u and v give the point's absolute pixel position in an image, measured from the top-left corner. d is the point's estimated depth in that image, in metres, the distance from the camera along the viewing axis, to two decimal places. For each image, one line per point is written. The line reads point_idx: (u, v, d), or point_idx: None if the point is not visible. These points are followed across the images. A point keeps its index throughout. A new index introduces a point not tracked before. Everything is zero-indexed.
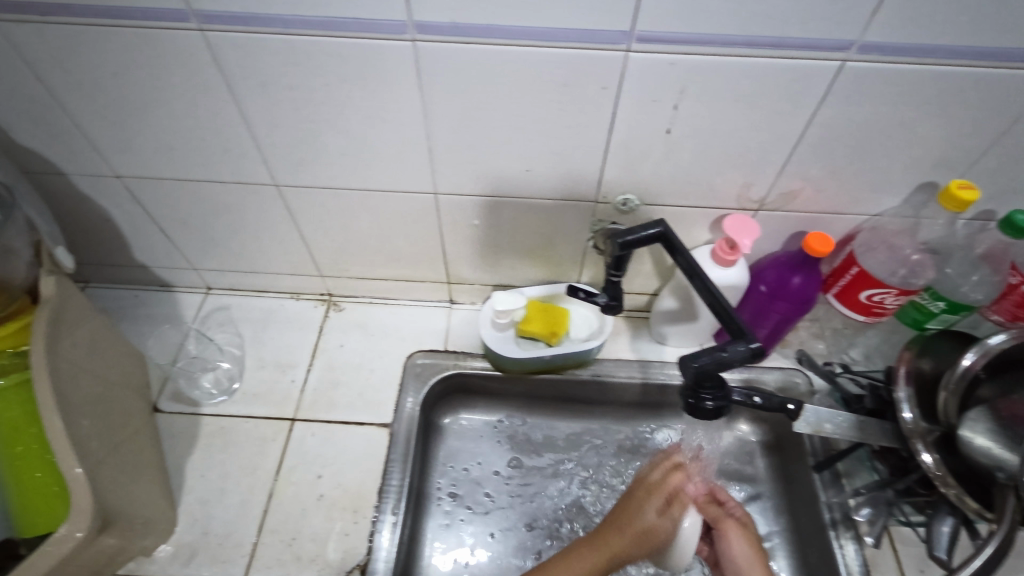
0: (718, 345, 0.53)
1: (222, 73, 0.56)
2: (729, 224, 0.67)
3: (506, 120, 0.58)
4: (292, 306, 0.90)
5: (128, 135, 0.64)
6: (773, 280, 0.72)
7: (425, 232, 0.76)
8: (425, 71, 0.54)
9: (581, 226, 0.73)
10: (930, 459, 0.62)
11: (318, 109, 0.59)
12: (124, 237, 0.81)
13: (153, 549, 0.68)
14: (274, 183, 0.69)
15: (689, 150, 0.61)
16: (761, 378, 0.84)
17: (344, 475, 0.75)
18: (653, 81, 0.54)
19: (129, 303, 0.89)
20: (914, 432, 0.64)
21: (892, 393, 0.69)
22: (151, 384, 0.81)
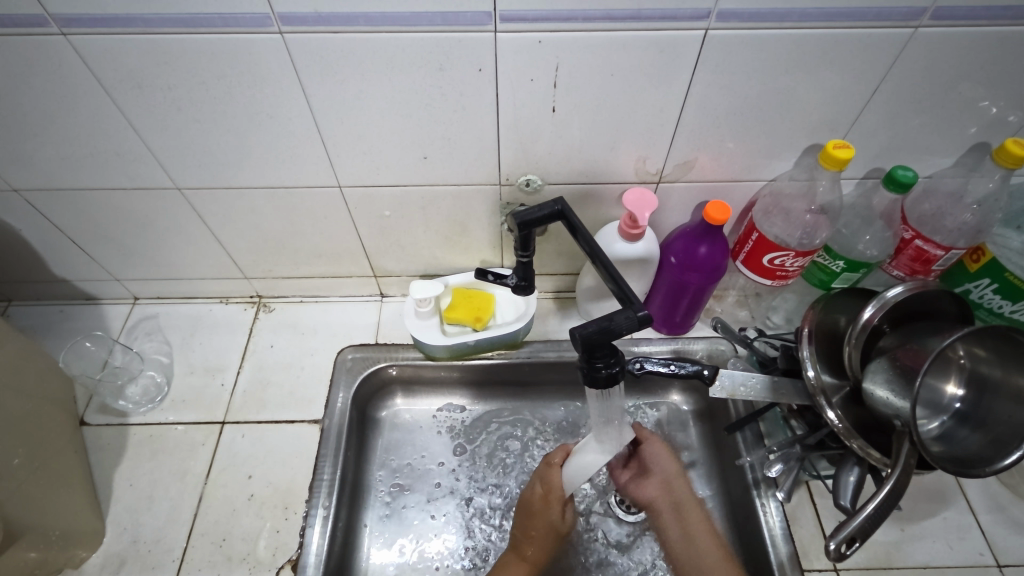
0: (607, 314, 0.54)
1: (96, 77, 0.55)
2: (629, 199, 0.68)
3: (392, 107, 0.59)
4: (221, 311, 0.90)
5: (15, 147, 0.63)
6: (681, 250, 0.73)
7: (339, 227, 0.76)
8: (300, 62, 0.54)
9: (492, 210, 0.74)
10: (834, 416, 0.64)
11: (201, 108, 0.58)
12: (37, 251, 0.80)
13: (80, 561, 0.68)
14: (177, 186, 0.69)
15: (578, 126, 0.62)
16: (688, 348, 0.85)
17: (275, 473, 0.75)
18: (527, 60, 0.54)
19: (53, 319, 0.89)
20: (817, 389, 0.66)
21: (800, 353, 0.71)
22: (76, 398, 0.80)
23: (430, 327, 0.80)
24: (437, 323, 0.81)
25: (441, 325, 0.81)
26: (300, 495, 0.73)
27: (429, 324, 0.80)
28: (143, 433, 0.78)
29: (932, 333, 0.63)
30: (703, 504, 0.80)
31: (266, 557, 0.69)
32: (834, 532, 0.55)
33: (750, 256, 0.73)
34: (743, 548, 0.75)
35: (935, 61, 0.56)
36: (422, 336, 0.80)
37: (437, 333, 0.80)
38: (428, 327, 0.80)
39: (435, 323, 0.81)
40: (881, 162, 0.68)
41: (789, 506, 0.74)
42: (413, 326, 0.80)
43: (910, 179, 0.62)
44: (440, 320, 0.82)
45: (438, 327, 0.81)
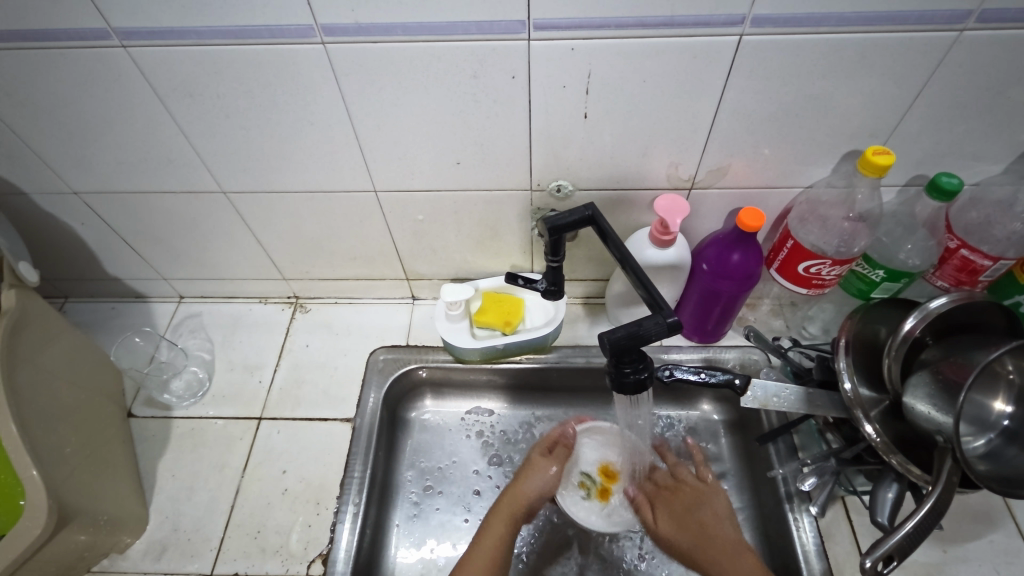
0: (636, 320, 0.55)
1: (152, 87, 0.59)
2: (660, 205, 0.68)
3: (426, 114, 0.61)
4: (260, 310, 0.94)
5: (77, 152, 0.67)
6: (713, 258, 0.72)
7: (374, 230, 0.79)
8: (340, 71, 0.56)
9: (523, 215, 0.75)
10: (872, 431, 0.62)
11: (247, 115, 0.61)
12: (92, 251, 0.85)
13: (125, 546, 0.71)
14: (221, 190, 0.72)
15: (609, 133, 0.62)
16: (720, 357, 0.84)
17: (308, 469, 0.77)
18: (559, 67, 0.55)
19: (106, 315, 0.94)
20: (855, 402, 0.63)
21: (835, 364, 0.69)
22: (125, 390, 0.84)
23: (460, 330, 0.82)
24: (467, 325, 0.82)
25: (470, 329, 0.82)
26: (331, 492, 0.75)
27: (458, 327, 0.82)
28: (185, 426, 0.81)
29: (979, 347, 0.62)
30: (733, 517, 0.79)
31: (298, 551, 0.70)
32: (871, 549, 0.54)
33: (786, 264, 0.72)
34: (774, 564, 0.73)
35: (983, 64, 0.54)
36: (452, 339, 0.81)
37: (467, 336, 0.81)
38: (457, 330, 0.82)
39: (465, 326, 0.82)
40: (924, 170, 0.66)
41: (823, 522, 0.72)
42: (444, 328, 0.82)
43: (954, 187, 0.60)
44: (469, 323, 0.83)
45: (467, 330, 0.82)
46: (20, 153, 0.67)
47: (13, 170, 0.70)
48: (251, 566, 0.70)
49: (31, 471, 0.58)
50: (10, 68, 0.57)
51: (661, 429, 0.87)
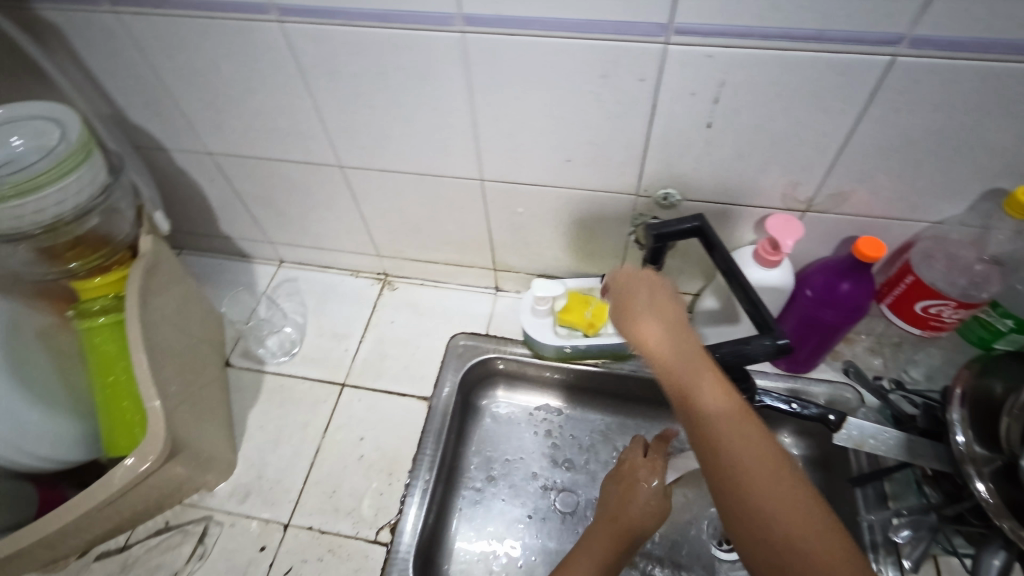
0: (742, 337, 0.54)
1: (297, 62, 0.62)
2: (771, 224, 0.66)
3: (547, 110, 0.61)
4: (351, 283, 0.98)
5: (218, 116, 0.73)
6: (820, 285, 0.69)
7: (473, 218, 0.80)
8: (473, 60, 0.58)
9: (623, 219, 0.75)
10: (983, 489, 0.56)
11: (376, 96, 0.64)
12: (213, 209, 0.91)
13: (214, 486, 0.76)
14: (338, 164, 0.76)
15: (730, 145, 0.61)
16: (807, 390, 0.80)
17: (384, 440, 0.80)
18: (691, 74, 0.55)
19: (214, 269, 1.01)
20: (965, 457, 0.59)
21: (948, 416, 0.64)
22: (225, 341, 0.90)
23: (543, 326, 0.83)
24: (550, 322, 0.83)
25: (553, 326, 0.83)
26: (404, 464, 0.78)
27: (542, 323, 0.83)
28: (275, 382, 0.86)
29: None
30: None
31: (368, 515, 0.73)
32: None
33: (901, 301, 0.69)
34: None
35: None
36: (535, 333, 0.82)
37: (549, 332, 0.82)
38: (540, 326, 0.83)
39: (548, 323, 0.83)
40: None
41: None
42: (528, 322, 0.83)
43: None
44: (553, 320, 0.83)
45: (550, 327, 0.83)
46: (169, 112, 0.73)
47: (161, 127, 0.76)
48: (325, 523, 0.73)
49: (152, 402, 0.62)
50: (177, 34, 0.62)
51: None
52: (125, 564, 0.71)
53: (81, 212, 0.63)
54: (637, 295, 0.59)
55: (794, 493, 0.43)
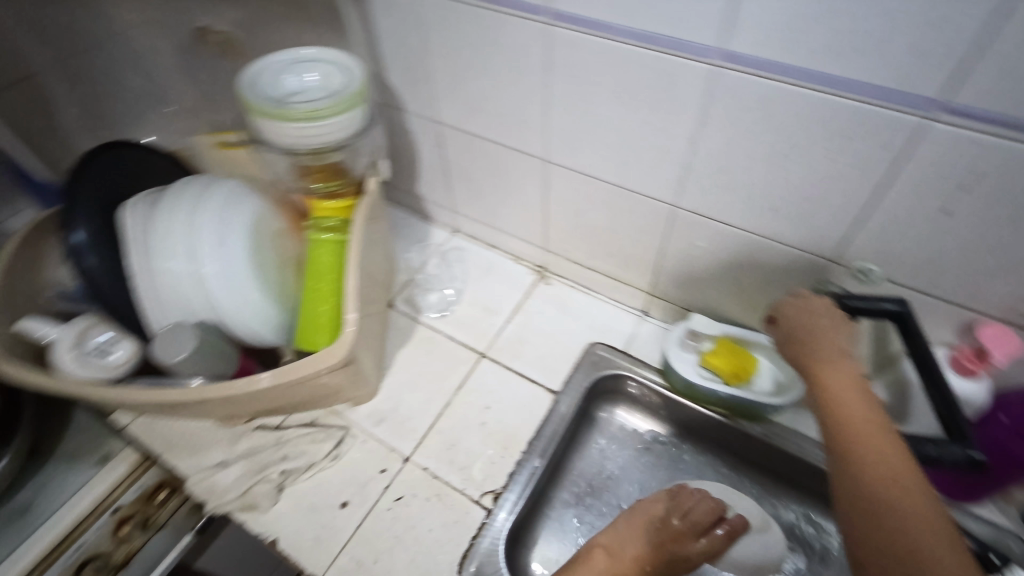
0: (930, 440, 0.55)
1: (549, 62, 0.69)
2: (985, 333, 0.62)
3: (769, 155, 0.62)
4: (511, 266, 1.05)
5: (459, 93, 0.82)
6: (1018, 412, 0.63)
7: (650, 240, 0.83)
8: (714, 94, 0.60)
9: (806, 281, 0.72)
10: None
11: (607, 106, 0.69)
12: (419, 170, 1.03)
13: (356, 404, 0.84)
14: (545, 158, 0.82)
15: (959, 238, 0.58)
16: (963, 522, 0.70)
17: (506, 416, 0.84)
18: (945, 156, 0.52)
19: (399, 221, 1.13)
20: None
21: None
22: (395, 285, 1.01)
23: (685, 360, 0.83)
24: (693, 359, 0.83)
25: (695, 364, 0.83)
26: (519, 445, 0.82)
27: (686, 358, 0.83)
28: (425, 332, 0.95)
29: None
30: None
31: (476, 479, 0.78)
32: None
33: None
34: None
35: None
36: (677, 365, 0.83)
37: (691, 368, 0.82)
38: (683, 360, 0.83)
39: (692, 359, 0.83)
40: None
41: None
42: (672, 353, 0.83)
43: None
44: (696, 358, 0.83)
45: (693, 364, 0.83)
46: (420, 79, 0.84)
47: (408, 91, 0.88)
48: (438, 470, 0.78)
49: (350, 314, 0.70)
50: (457, 17, 0.72)
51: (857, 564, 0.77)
52: (278, 441, 0.80)
53: (339, 143, 0.74)
54: (807, 321, 0.59)
55: (928, 515, 0.43)
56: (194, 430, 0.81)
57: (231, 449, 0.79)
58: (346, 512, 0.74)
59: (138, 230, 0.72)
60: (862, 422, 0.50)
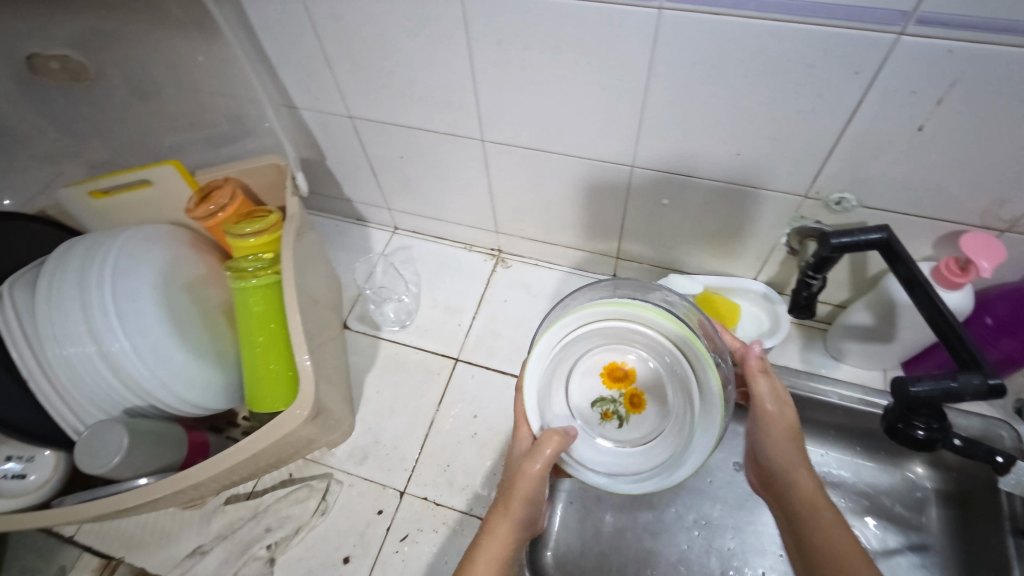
0: (945, 372, 0.47)
1: (467, 29, 0.59)
2: (966, 242, 0.58)
3: (723, 106, 0.58)
4: (465, 256, 0.96)
5: (369, 81, 0.71)
6: (1005, 312, 0.63)
7: (609, 203, 0.77)
8: (662, 41, 0.53)
9: (778, 220, 0.70)
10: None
11: (542, 70, 0.61)
12: (342, 171, 0.91)
13: (334, 445, 0.78)
14: (481, 138, 0.74)
15: (937, 151, 0.54)
16: (955, 422, 0.73)
17: (497, 420, 0.79)
18: (922, 70, 0.48)
19: (331, 230, 1.02)
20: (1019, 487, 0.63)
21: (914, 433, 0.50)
22: (343, 303, 0.92)
23: (583, 384, 0.56)
24: (595, 359, 0.56)
25: (598, 386, 0.56)
26: None
27: (570, 388, 0.56)
28: (390, 350, 0.87)
29: None
30: None
31: (482, 491, 0.74)
32: None
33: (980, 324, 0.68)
34: None
35: None
36: (632, 473, 0.52)
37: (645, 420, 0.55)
38: (577, 415, 0.55)
39: (596, 382, 0.56)
40: None
41: None
42: (683, 472, 0.51)
43: None
44: (597, 361, 0.56)
45: (597, 408, 0.55)
46: (319, 72, 0.73)
47: (307, 85, 0.76)
48: (438, 495, 0.74)
49: (304, 363, 0.61)
50: None
51: (888, 488, 0.81)
52: (256, 511, 0.73)
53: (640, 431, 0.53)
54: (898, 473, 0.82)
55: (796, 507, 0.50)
56: (157, 520, 0.74)
57: (206, 531, 0.72)
58: (351, 566, 0.69)
59: (15, 324, 0.59)
60: (893, 474, 0.82)
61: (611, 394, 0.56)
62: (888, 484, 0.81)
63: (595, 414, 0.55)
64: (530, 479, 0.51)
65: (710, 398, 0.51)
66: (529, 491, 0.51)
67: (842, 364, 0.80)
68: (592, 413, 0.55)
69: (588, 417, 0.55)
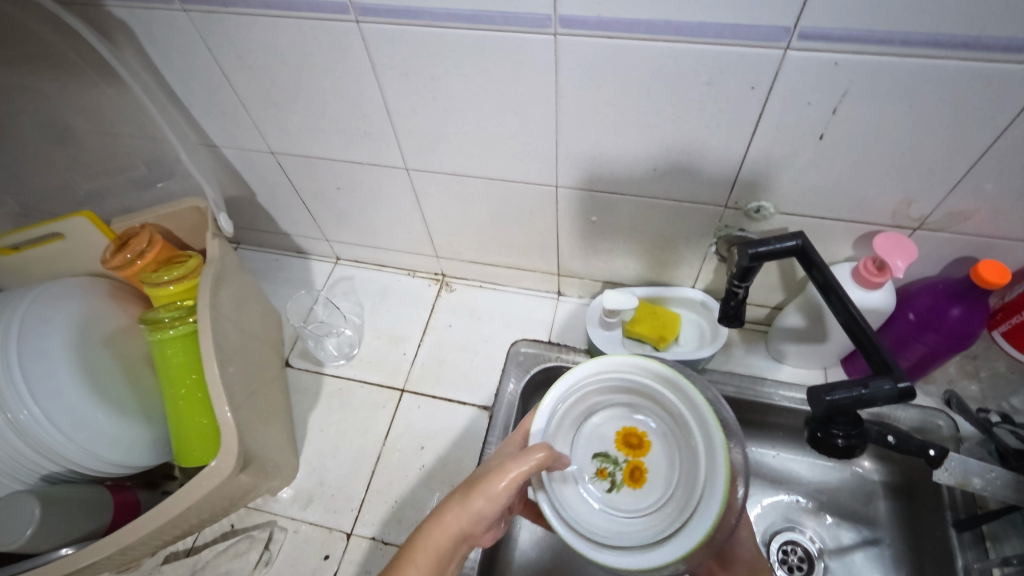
0: (858, 379, 0.48)
1: (372, 61, 0.58)
2: (879, 243, 0.60)
3: (632, 125, 0.58)
4: (408, 283, 0.95)
5: (286, 117, 0.70)
6: (926, 308, 0.64)
7: (542, 223, 0.77)
8: (563, 64, 0.53)
9: (705, 230, 0.70)
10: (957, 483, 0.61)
11: (453, 98, 0.60)
12: (274, 206, 0.89)
13: (278, 490, 0.75)
14: (406, 167, 0.73)
15: (840, 158, 0.55)
16: (893, 416, 0.74)
17: (445, 450, 0.78)
18: (813, 82, 0.49)
19: (270, 265, 1.00)
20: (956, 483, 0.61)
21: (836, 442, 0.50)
22: (284, 341, 0.90)
23: (591, 442, 0.61)
24: (609, 424, 0.62)
25: (606, 445, 0.61)
26: (464, 478, 0.76)
27: (578, 441, 0.61)
28: (334, 386, 0.85)
29: None
30: None
31: None
32: None
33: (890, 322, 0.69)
34: None
35: None
36: (613, 542, 0.53)
37: (642, 497, 0.58)
38: (577, 466, 0.60)
39: (605, 442, 0.61)
40: None
41: None
42: (661, 557, 0.50)
43: None
44: (610, 425, 0.62)
45: (597, 464, 0.60)
46: (233, 110, 0.71)
47: (224, 124, 0.74)
48: (387, 533, 0.72)
49: (226, 414, 0.59)
50: (249, 30, 0.58)
51: (837, 484, 0.82)
52: (196, 569, 0.71)
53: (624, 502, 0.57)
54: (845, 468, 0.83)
55: None
56: None
57: None
58: None
59: None
60: (842, 469, 0.82)
61: (617, 455, 0.60)
62: (838, 480, 0.82)
63: (593, 468, 0.60)
64: (506, 488, 0.48)
65: (710, 480, 0.52)
66: (496, 500, 0.48)
67: (784, 365, 0.81)
68: (591, 467, 0.60)
69: (586, 471, 0.59)
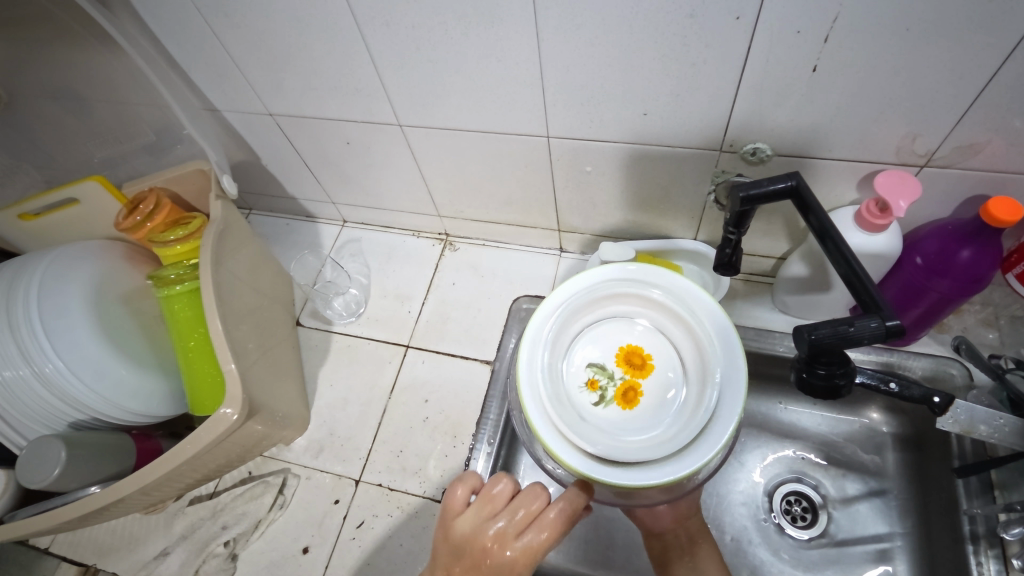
0: (844, 318, 0.46)
1: (353, 13, 0.58)
2: (881, 182, 0.57)
3: (617, 68, 0.57)
4: (413, 243, 0.97)
5: (280, 77, 0.71)
6: (933, 251, 0.62)
7: (538, 177, 0.76)
8: (540, 4, 0.52)
9: (701, 177, 0.68)
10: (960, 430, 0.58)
11: (436, 48, 0.60)
12: (280, 170, 0.91)
13: (291, 440, 0.80)
14: (399, 123, 0.73)
15: (836, 91, 0.53)
16: (904, 365, 0.72)
17: (448, 403, 0.80)
18: (800, 8, 0.46)
19: (281, 229, 1.03)
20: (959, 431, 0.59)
21: (818, 381, 0.49)
22: (295, 302, 0.93)
23: (589, 354, 0.59)
24: (613, 341, 0.59)
25: (605, 359, 0.58)
26: (465, 429, 0.78)
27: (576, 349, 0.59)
28: (343, 343, 0.88)
29: None
30: (889, 540, 0.73)
31: (434, 473, 0.75)
32: None
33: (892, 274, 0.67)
34: None
35: None
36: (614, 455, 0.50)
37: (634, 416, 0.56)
38: (570, 373, 0.58)
39: (605, 355, 0.59)
40: None
41: None
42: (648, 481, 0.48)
43: None
44: (615, 342, 0.59)
45: (590, 374, 0.58)
46: (229, 72, 0.72)
47: (223, 87, 0.75)
48: (393, 480, 0.75)
49: (229, 365, 0.62)
50: None
51: (847, 436, 0.80)
52: (215, 510, 0.76)
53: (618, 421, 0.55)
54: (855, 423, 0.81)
55: None
56: (125, 526, 0.77)
57: (169, 534, 0.75)
58: (311, 556, 0.71)
59: None
60: (852, 422, 0.81)
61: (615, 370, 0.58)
62: (848, 433, 0.81)
63: (587, 377, 0.57)
64: None
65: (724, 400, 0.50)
66: None
67: (789, 316, 0.80)
68: (585, 377, 0.58)
69: (579, 380, 0.57)
